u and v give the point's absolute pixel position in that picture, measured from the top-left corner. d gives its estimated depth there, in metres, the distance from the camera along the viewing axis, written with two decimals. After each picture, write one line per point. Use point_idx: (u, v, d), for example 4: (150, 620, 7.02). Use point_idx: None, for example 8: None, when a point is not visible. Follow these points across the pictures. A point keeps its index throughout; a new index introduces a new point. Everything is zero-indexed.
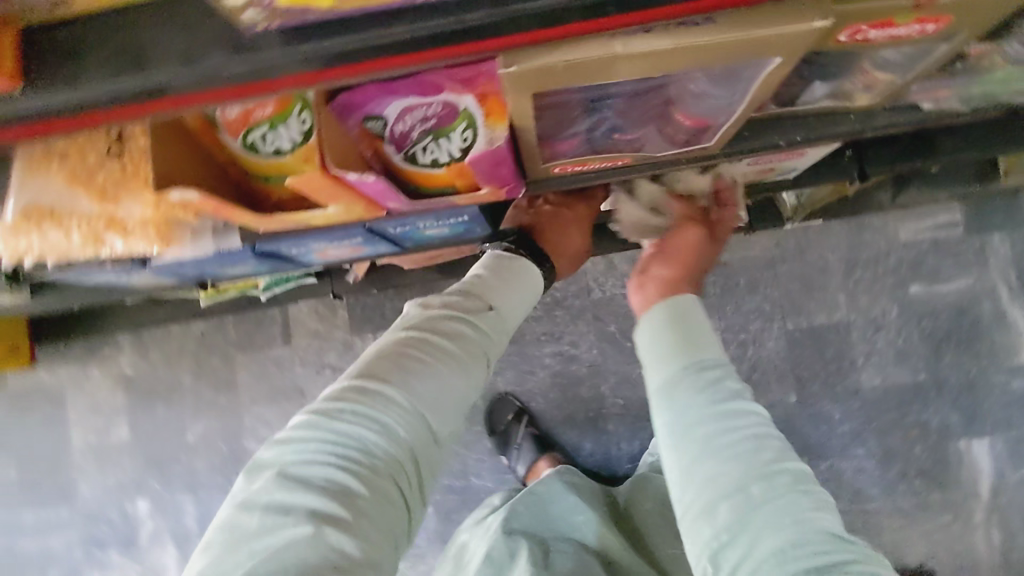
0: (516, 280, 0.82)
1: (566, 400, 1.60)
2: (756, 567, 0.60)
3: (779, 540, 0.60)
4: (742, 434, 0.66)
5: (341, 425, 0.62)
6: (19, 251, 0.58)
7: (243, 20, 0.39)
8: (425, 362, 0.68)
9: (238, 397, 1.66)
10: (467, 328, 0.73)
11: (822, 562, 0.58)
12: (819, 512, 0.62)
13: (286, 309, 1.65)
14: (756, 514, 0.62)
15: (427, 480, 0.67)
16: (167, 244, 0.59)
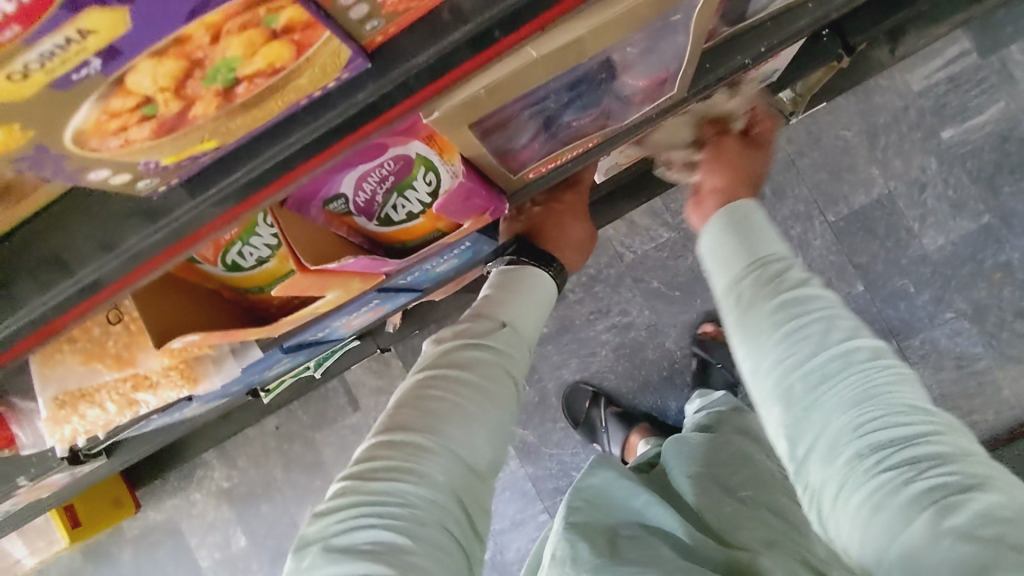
0: (523, 289, 0.79)
1: (637, 368, 1.57)
2: (826, 440, 0.59)
3: (851, 416, 0.58)
4: (809, 311, 0.64)
5: (376, 484, 0.62)
6: (66, 441, 0.60)
7: (141, 188, 0.45)
8: (448, 403, 0.67)
9: (330, 473, 1.69)
10: (484, 356, 0.71)
11: (898, 437, 0.56)
12: (900, 388, 0.59)
13: (343, 377, 1.67)
14: (828, 391, 0.60)
15: (480, 509, 0.67)
16: (195, 383, 0.59)
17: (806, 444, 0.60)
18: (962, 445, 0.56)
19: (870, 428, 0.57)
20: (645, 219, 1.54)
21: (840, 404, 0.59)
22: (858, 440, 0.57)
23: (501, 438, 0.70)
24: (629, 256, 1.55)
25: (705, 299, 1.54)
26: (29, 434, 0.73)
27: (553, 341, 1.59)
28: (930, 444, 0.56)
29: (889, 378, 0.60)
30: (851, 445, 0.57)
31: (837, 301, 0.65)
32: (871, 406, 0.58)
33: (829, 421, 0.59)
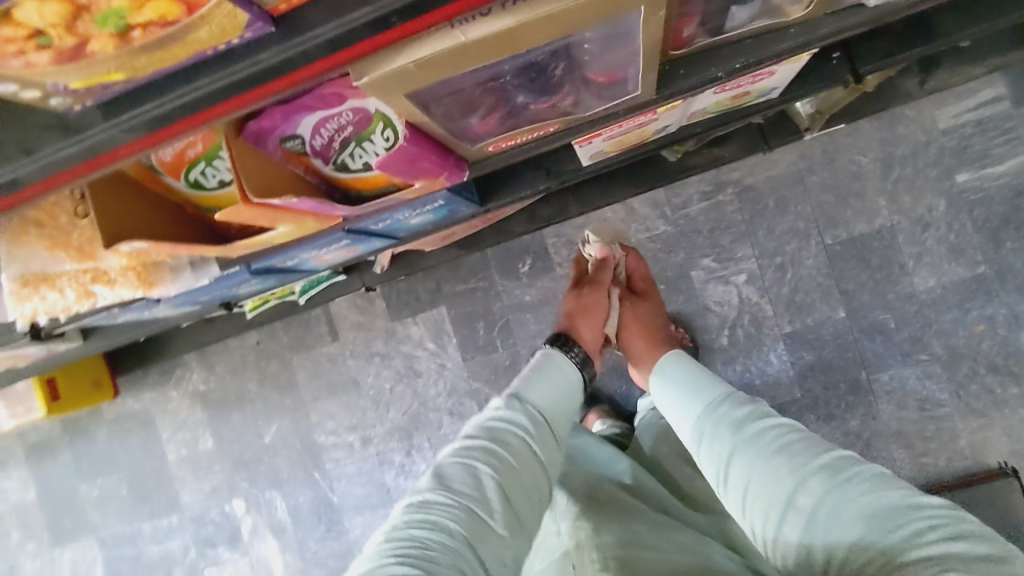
0: (548, 371, 0.96)
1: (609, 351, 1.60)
2: (839, 561, 0.60)
3: (852, 532, 0.60)
4: (772, 449, 0.71)
5: (399, 532, 0.69)
6: (27, 317, 0.64)
7: (57, 105, 0.47)
8: (471, 462, 0.76)
9: (301, 395, 1.76)
10: (506, 426, 0.82)
11: (896, 540, 0.57)
12: (881, 490, 0.61)
13: (328, 307, 1.72)
14: (818, 513, 0.63)
15: (500, 563, 0.71)
16: (150, 286, 0.64)
17: (822, 574, 0.61)
18: (961, 531, 0.56)
19: (868, 544, 0.58)
20: (645, 209, 1.55)
21: (828, 530, 0.61)
22: (859, 559, 0.58)
23: (529, 496, 0.77)
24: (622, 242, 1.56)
25: (687, 297, 1.55)
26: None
27: (533, 310, 1.62)
28: (928, 546, 0.55)
29: (869, 483, 0.62)
30: (848, 565, 0.59)
31: (803, 432, 0.72)
32: (855, 519, 0.60)
33: (829, 550, 0.61)
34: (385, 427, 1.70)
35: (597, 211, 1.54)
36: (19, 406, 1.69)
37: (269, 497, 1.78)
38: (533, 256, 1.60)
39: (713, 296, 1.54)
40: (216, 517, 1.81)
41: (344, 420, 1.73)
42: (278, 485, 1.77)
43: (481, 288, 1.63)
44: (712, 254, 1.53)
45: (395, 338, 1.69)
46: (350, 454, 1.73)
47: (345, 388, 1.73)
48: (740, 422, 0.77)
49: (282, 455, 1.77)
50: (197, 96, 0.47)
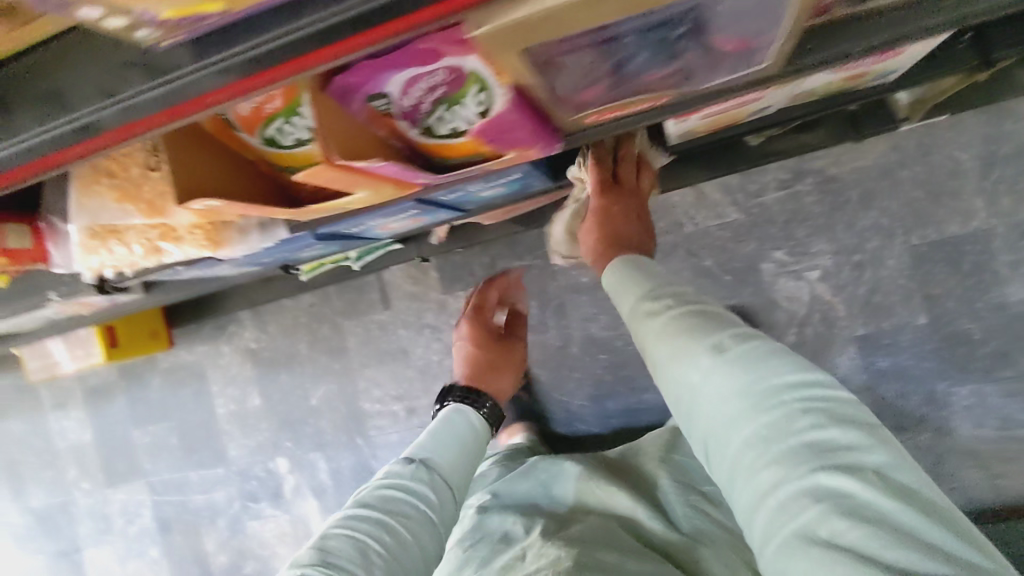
0: (446, 438, 1.07)
1: None
2: (722, 435, 0.65)
3: (731, 409, 0.64)
4: (689, 331, 0.72)
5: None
6: (95, 266, 0.62)
7: (140, 38, 0.43)
8: (360, 533, 0.83)
9: (349, 361, 1.75)
10: (398, 492, 0.90)
11: (773, 429, 0.61)
12: (779, 376, 0.64)
13: (381, 275, 1.70)
14: (711, 392, 0.67)
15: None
16: (219, 244, 0.62)
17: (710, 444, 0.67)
18: (844, 432, 0.60)
19: (755, 419, 0.63)
20: (717, 194, 1.47)
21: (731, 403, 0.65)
22: (732, 432, 0.64)
23: (416, 561, 0.85)
24: (690, 227, 1.50)
25: (754, 291, 1.48)
26: (66, 259, 0.66)
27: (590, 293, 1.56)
28: (802, 437, 0.60)
29: (771, 367, 0.66)
30: (741, 435, 0.63)
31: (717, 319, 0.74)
32: (737, 395, 0.64)
33: (723, 419, 0.65)
34: (431, 399, 1.69)
35: (666, 193, 1.47)
36: (79, 350, 1.78)
37: (313, 458, 1.80)
38: None
39: (783, 291, 1.46)
40: (261, 473, 1.84)
41: (390, 389, 1.73)
42: (322, 448, 1.79)
43: (537, 267, 1.59)
44: (785, 247, 1.45)
45: (446, 311, 1.66)
46: (395, 423, 1.73)
47: (393, 357, 1.72)
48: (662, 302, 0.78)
49: (328, 418, 1.78)
50: (263, 51, 0.44)
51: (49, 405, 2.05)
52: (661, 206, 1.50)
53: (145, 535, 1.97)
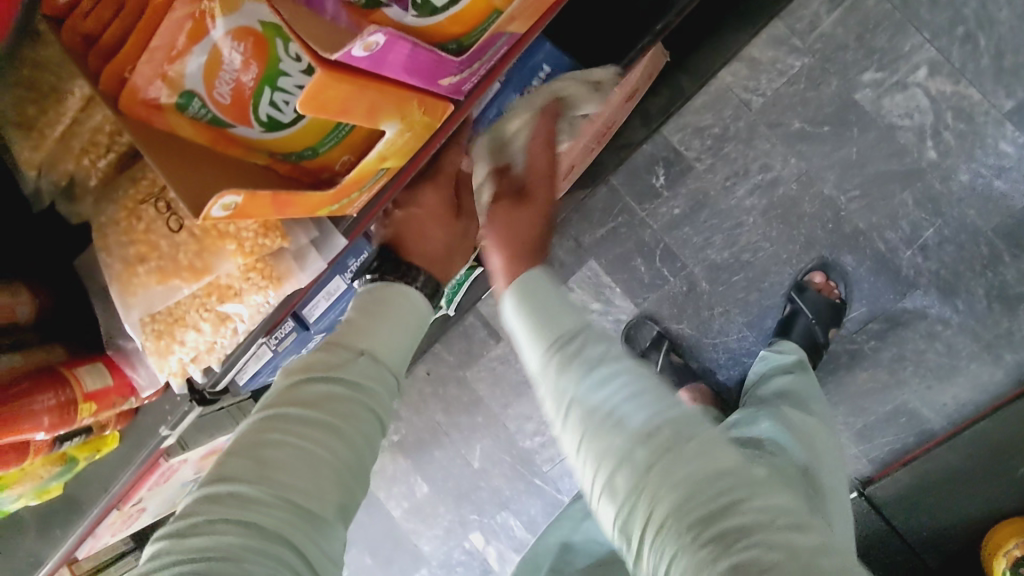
0: (396, 313, 0.58)
1: (793, 227, 1.36)
2: (657, 542, 0.51)
3: (666, 511, 0.51)
4: (609, 398, 0.55)
5: (193, 540, 0.45)
6: (179, 368, 0.54)
7: None
8: (231, 492, 0.46)
9: (490, 408, 1.67)
10: (342, 391, 0.52)
11: (715, 537, 0.49)
12: (716, 468, 0.52)
13: (478, 310, 1.62)
14: (646, 482, 0.52)
15: (330, 558, 0.48)
16: (280, 282, 0.51)
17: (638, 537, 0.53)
18: (767, 511, 0.51)
19: (689, 519, 0.50)
20: (768, 53, 1.31)
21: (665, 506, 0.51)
22: (676, 545, 0.50)
23: (357, 483, 0.51)
24: (758, 101, 1.33)
25: (864, 127, 1.28)
26: (146, 377, 0.58)
27: (690, 221, 1.42)
28: (741, 552, 0.48)
29: (704, 453, 0.52)
30: (675, 532, 0.50)
31: (635, 372, 0.56)
32: (671, 505, 0.51)
33: (653, 515, 0.51)
34: None
35: (716, 78, 1.32)
36: None
37: (502, 519, 1.70)
38: (664, 164, 1.41)
39: (895, 111, 1.26)
40: (461, 557, 1.75)
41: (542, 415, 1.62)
42: (506, 505, 1.69)
43: (623, 223, 1.46)
44: (873, 65, 1.25)
45: None
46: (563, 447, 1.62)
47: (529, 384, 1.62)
48: (573, 348, 0.57)
49: (497, 473, 1.69)
50: None
51: None
52: (716, 96, 1.35)
53: None
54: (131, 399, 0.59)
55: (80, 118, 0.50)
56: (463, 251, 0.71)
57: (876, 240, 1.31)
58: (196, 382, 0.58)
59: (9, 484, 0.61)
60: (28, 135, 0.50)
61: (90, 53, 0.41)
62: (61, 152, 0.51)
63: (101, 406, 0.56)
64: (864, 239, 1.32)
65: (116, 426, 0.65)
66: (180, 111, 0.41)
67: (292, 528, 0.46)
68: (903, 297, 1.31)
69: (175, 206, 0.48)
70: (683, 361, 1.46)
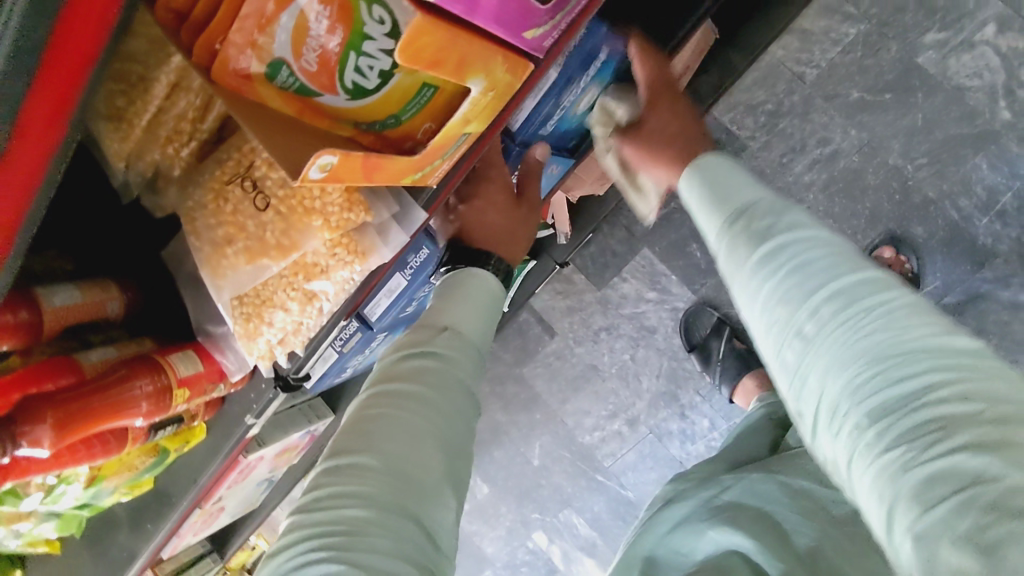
0: (471, 294, 0.60)
1: (858, 200, 1.30)
2: (829, 402, 0.41)
3: (841, 375, 0.40)
4: (782, 269, 0.45)
5: (320, 514, 0.45)
6: (267, 351, 0.55)
7: None
8: (346, 465, 0.47)
9: (548, 405, 1.65)
10: (432, 360, 0.53)
11: (905, 392, 0.38)
12: (921, 325, 0.40)
13: (531, 306, 1.60)
14: (827, 334, 0.41)
15: (444, 527, 0.47)
16: (365, 257, 0.51)
17: (807, 415, 0.42)
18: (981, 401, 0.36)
19: (868, 383, 0.39)
20: (822, 21, 1.27)
21: (817, 374, 0.41)
22: (851, 400, 0.39)
23: (459, 452, 0.50)
24: (813, 72, 1.29)
25: (929, 91, 1.23)
26: (235, 361, 0.59)
27: None
28: (941, 404, 0.37)
29: (891, 321, 0.40)
30: (851, 416, 0.39)
31: (846, 261, 0.44)
32: (845, 351, 0.40)
33: (822, 379, 0.41)
34: (646, 399, 1.55)
35: (766, 52, 1.28)
36: None
37: (566, 517, 1.68)
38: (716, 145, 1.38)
39: (962, 71, 1.20)
40: (526, 556, 1.73)
41: (602, 410, 1.60)
42: (569, 503, 1.67)
43: (677, 208, 1.43)
44: (935, 25, 1.20)
45: (612, 305, 1.53)
46: (625, 442, 1.58)
47: (586, 378, 1.60)
48: (757, 221, 0.47)
49: (559, 470, 1.67)
50: None
51: None
52: (767, 72, 1.32)
53: None
54: (220, 385, 0.59)
55: (164, 107, 0.50)
56: (524, 237, 0.73)
57: (948, 208, 1.25)
58: (282, 365, 0.58)
59: (106, 475, 0.62)
60: (117, 126, 0.51)
61: (183, 29, 0.42)
62: (148, 141, 0.52)
63: (194, 390, 0.57)
64: (934, 208, 1.26)
65: (203, 416, 0.66)
66: (268, 82, 0.41)
67: (404, 494, 0.46)
68: (981, 268, 1.25)
69: (261, 185, 0.49)
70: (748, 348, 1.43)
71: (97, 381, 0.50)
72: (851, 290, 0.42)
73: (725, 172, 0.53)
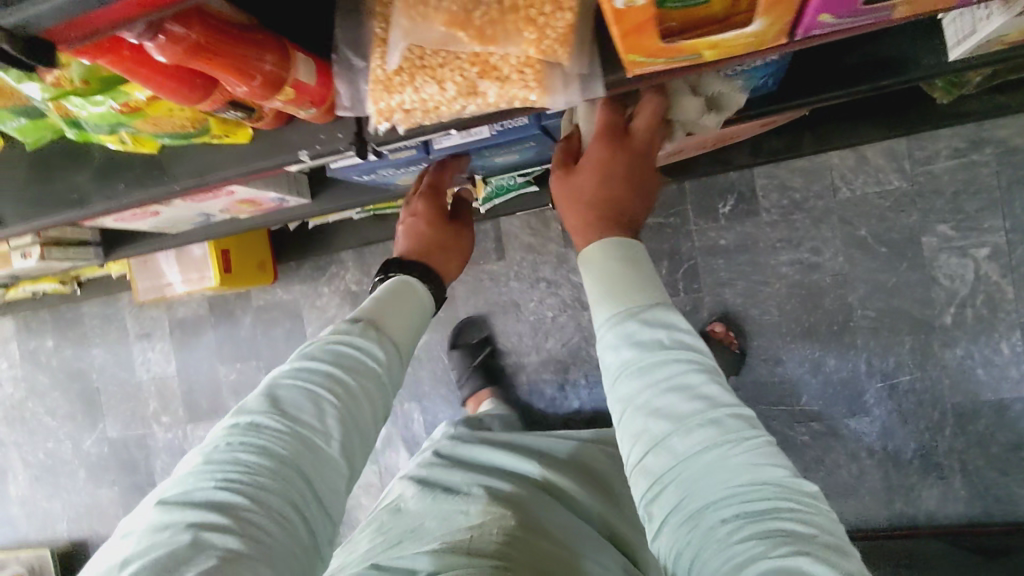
0: (407, 304, 0.80)
1: (806, 311, 1.44)
2: (677, 482, 0.60)
3: (697, 474, 0.59)
4: (666, 383, 0.63)
5: (217, 455, 0.63)
6: (391, 111, 0.54)
7: None
8: (234, 430, 0.65)
9: (456, 310, 1.69)
10: (350, 352, 0.73)
11: (746, 508, 0.56)
12: (735, 445, 0.59)
13: (499, 223, 1.62)
14: (675, 440, 0.61)
15: (332, 488, 0.67)
16: (545, 93, 0.52)
17: (664, 503, 0.60)
18: (802, 526, 0.54)
19: (713, 495, 0.57)
20: (879, 159, 1.38)
21: (707, 494, 0.57)
22: (698, 499, 0.58)
23: (352, 427, 0.69)
24: (846, 193, 1.41)
25: (912, 266, 1.38)
26: (348, 97, 0.56)
27: (728, 256, 1.48)
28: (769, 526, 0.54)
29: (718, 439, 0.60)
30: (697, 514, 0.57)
31: (704, 377, 0.63)
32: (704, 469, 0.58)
33: (673, 473, 0.60)
34: (541, 357, 1.62)
35: (827, 153, 1.38)
36: (194, 272, 1.48)
37: (408, 409, 1.74)
38: (737, 196, 1.47)
39: (944, 268, 1.36)
40: None
41: (497, 342, 1.66)
42: (420, 399, 1.73)
43: (672, 224, 1.51)
44: (951, 221, 1.35)
45: (566, 266, 1.57)
46: (499, 378, 1.67)
47: (503, 310, 1.64)
48: (643, 331, 0.67)
49: (428, 369, 1.72)
50: None
51: (134, 336, 1.99)
52: (813, 168, 1.42)
53: None
54: (309, 110, 0.57)
55: None
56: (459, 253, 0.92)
57: (861, 360, 1.42)
58: (381, 131, 0.57)
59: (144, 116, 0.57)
60: None
61: None
62: None
63: (293, 98, 0.54)
64: (852, 352, 1.42)
65: (257, 125, 0.63)
66: None
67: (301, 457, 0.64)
68: (851, 416, 1.43)
69: None
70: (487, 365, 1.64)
71: (230, 31, 0.48)
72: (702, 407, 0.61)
73: (641, 263, 0.71)
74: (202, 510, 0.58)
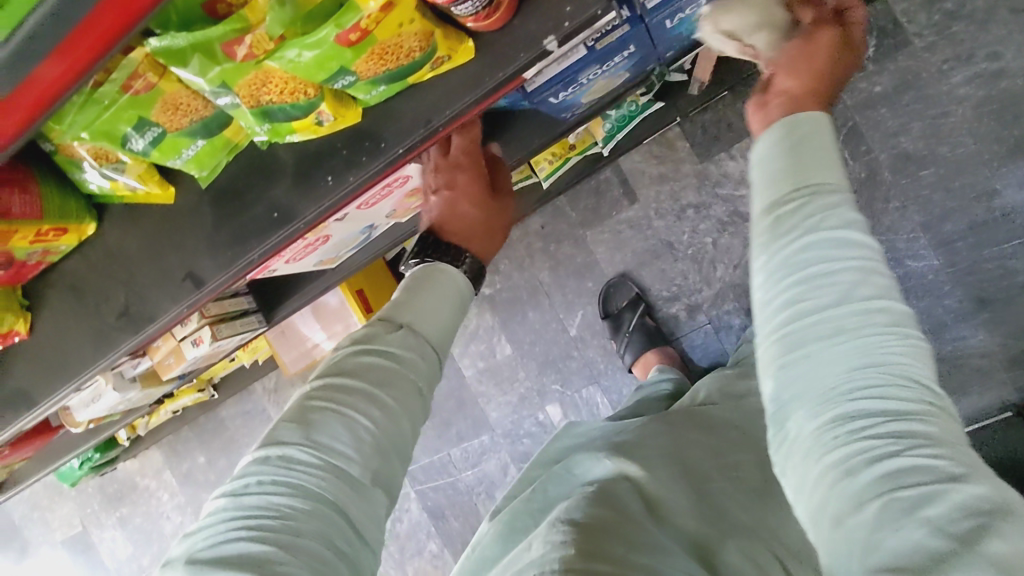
0: (436, 294, 0.68)
1: (1007, 126, 1.24)
2: (811, 372, 0.52)
3: (846, 365, 0.50)
4: (816, 275, 0.53)
5: (250, 498, 0.57)
6: None
7: None
8: (245, 483, 0.59)
9: (603, 274, 1.55)
10: (381, 361, 0.63)
11: (886, 417, 0.49)
12: (905, 356, 0.51)
13: (619, 165, 1.48)
14: (823, 335, 0.52)
15: (374, 518, 0.61)
16: None
17: (801, 378, 0.52)
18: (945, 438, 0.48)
19: (861, 392, 0.50)
20: None
21: (838, 398, 0.50)
22: (836, 400, 0.50)
23: (392, 448, 0.62)
24: None
25: None
26: None
27: (889, 102, 1.31)
28: (913, 432, 0.48)
29: (880, 348, 0.51)
30: (828, 416, 0.50)
31: (864, 269, 0.53)
32: (843, 368, 0.51)
33: (829, 358, 0.51)
34: (715, 288, 1.45)
35: None
36: (336, 323, 1.39)
37: (588, 395, 1.60)
38: (877, 34, 1.29)
39: None
40: (531, 427, 1.66)
41: (662, 290, 1.51)
42: (597, 380, 1.59)
43: None
44: None
45: (708, 179, 1.40)
46: (678, 327, 1.51)
47: (655, 254, 1.49)
48: (805, 209, 0.55)
49: (595, 345, 1.59)
50: None
51: None
52: None
53: (418, 528, 1.84)
54: None
55: None
56: (500, 231, 0.78)
57: None
58: None
59: (370, 46, 0.54)
60: None
61: None
62: None
63: None
64: None
65: (479, 31, 0.59)
66: None
67: (338, 490, 0.58)
68: None
69: None
70: (655, 325, 1.50)
71: None
72: (868, 317, 0.51)
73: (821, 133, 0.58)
74: (227, 572, 0.53)
